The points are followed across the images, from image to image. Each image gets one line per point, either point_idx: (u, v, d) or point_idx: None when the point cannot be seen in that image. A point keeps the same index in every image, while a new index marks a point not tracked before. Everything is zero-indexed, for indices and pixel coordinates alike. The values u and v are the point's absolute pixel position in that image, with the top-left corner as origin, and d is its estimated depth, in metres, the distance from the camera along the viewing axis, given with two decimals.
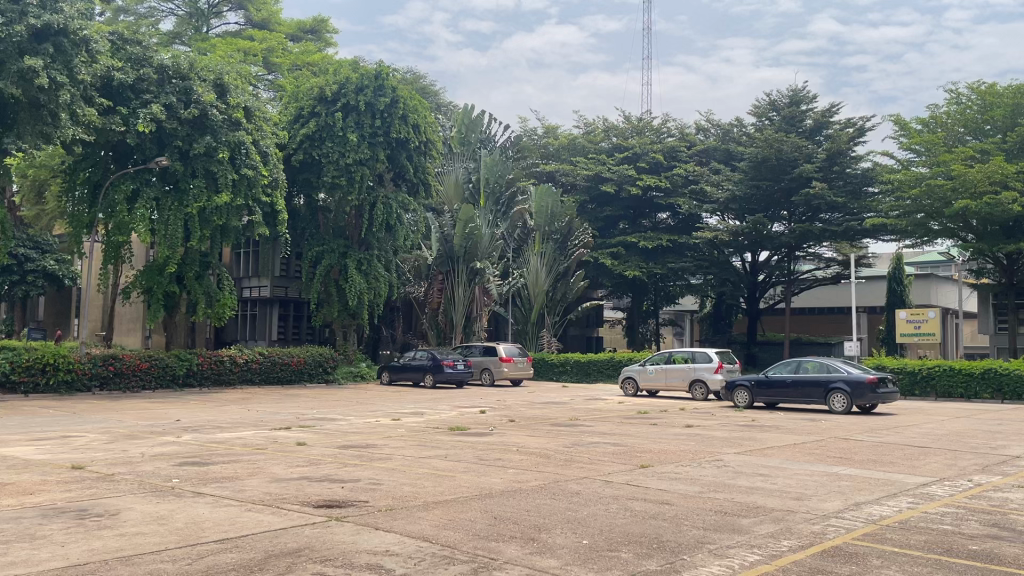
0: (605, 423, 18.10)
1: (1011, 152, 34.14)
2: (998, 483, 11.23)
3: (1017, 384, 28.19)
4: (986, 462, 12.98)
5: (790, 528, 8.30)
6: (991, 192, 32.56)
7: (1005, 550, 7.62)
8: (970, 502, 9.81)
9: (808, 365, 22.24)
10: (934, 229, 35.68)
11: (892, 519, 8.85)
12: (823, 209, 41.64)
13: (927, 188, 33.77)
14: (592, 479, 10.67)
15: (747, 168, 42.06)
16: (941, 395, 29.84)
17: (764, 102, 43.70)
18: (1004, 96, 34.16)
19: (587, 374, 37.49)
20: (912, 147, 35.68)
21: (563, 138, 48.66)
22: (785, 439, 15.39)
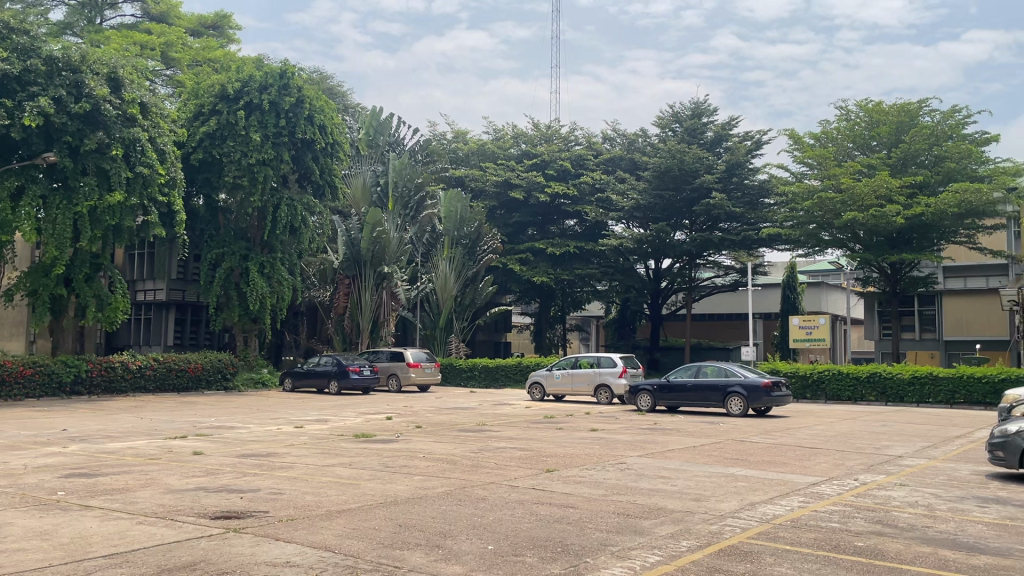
0: (512, 428, 18.17)
1: (895, 167, 36.11)
2: (883, 481, 11.85)
3: (899, 387, 29.91)
4: (870, 462, 13.68)
5: (689, 529, 8.53)
6: (877, 205, 34.39)
7: (888, 546, 8.05)
8: (856, 500, 10.33)
9: (707, 369, 22.93)
10: (825, 240, 37.47)
11: (784, 518, 9.21)
12: (722, 219, 43.06)
13: (818, 201, 35.52)
14: (499, 485, 10.71)
15: (651, 178, 42.97)
16: (830, 398, 31.31)
17: (668, 114, 44.91)
18: (890, 115, 36.08)
19: (496, 379, 37.52)
20: (805, 160, 37.40)
21: (472, 143, 48.67)
22: (686, 442, 15.82)
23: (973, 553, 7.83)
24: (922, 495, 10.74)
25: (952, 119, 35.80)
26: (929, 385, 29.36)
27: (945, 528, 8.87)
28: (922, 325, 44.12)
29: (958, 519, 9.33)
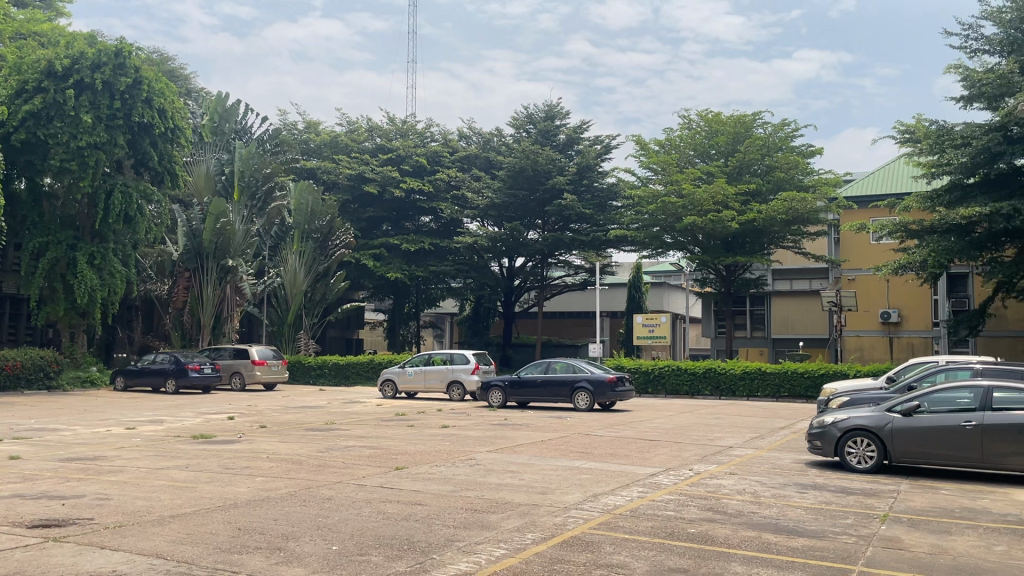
0: (361, 426, 17.89)
1: (731, 175, 38.36)
2: (715, 471, 12.58)
3: (731, 381, 31.84)
4: (704, 453, 14.49)
5: (534, 522, 8.72)
6: (714, 210, 36.48)
7: (718, 532, 8.55)
8: (690, 489, 10.92)
9: (557, 365, 23.54)
10: (667, 242, 39.32)
11: (624, 508, 9.59)
12: (573, 220, 44.24)
13: (662, 205, 37.33)
14: (346, 484, 10.52)
15: (505, 177, 43.58)
16: (669, 392, 32.86)
17: (522, 115, 45.65)
18: (728, 125, 38.19)
19: (346, 377, 36.86)
20: (650, 166, 39.10)
21: (324, 135, 47.46)
22: (534, 437, 16.14)
23: (793, 536, 8.46)
24: (750, 483, 11.50)
25: (782, 132, 38.38)
26: (758, 380, 31.41)
27: (769, 514, 9.52)
28: (752, 324, 47.11)
29: (780, 505, 10.05)
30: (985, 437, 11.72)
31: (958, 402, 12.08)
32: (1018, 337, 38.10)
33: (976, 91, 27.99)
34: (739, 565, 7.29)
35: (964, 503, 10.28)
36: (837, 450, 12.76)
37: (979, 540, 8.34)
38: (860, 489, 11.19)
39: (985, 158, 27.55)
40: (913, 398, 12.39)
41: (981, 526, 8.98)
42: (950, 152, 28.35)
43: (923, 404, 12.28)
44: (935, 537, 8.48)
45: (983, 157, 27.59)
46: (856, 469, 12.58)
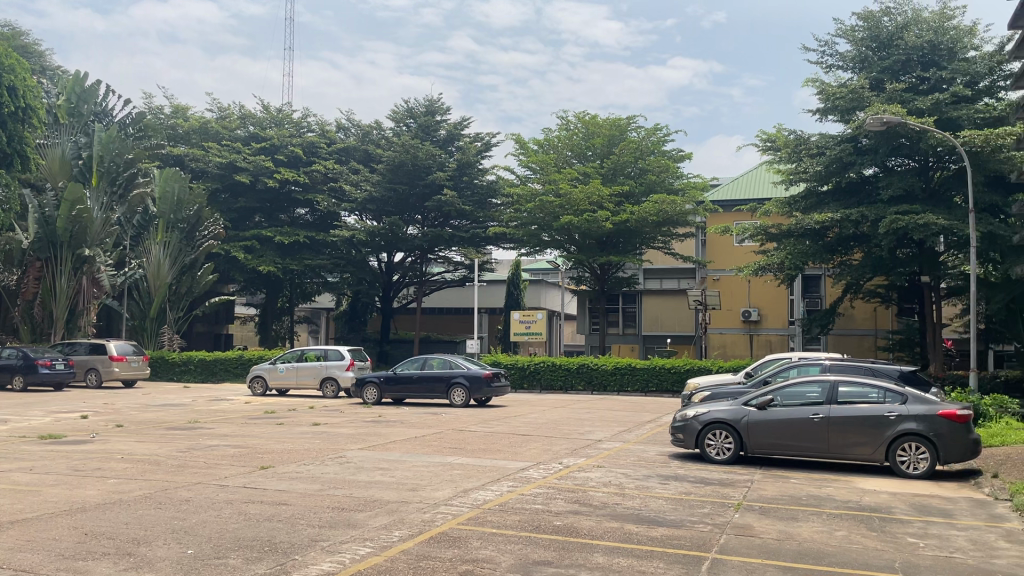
0: (226, 425, 17.24)
1: (607, 176, 39.32)
2: (583, 464, 12.88)
3: (603, 377, 32.74)
4: (574, 447, 14.82)
5: (402, 519, 8.66)
6: (590, 210, 37.38)
7: (583, 523, 8.77)
8: (559, 482, 11.15)
9: (434, 361, 23.47)
10: (545, 240, 39.95)
11: (493, 503, 9.68)
12: (453, 217, 44.26)
13: (540, 204, 37.91)
14: (207, 485, 10.12)
15: (384, 171, 43.10)
16: (544, 387, 33.45)
17: (403, 108, 45.26)
18: (603, 128, 39.08)
19: (213, 374, 35.54)
20: (529, 165, 39.66)
21: (193, 120, 45.38)
22: (407, 433, 16.03)
23: (653, 526, 8.78)
24: (615, 475, 11.85)
25: (654, 136, 39.66)
26: (628, 376, 32.41)
27: (631, 505, 9.85)
28: (625, 321, 48.58)
29: (643, 496, 10.40)
30: (830, 429, 12.55)
31: (808, 396, 12.87)
32: (864, 335, 40.97)
33: (831, 104, 29.88)
34: (601, 556, 7.50)
35: (811, 491, 10.97)
36: (698, 442, 13.32)
37: (822, 526, 8.92)
38: (717, 479, 11.72)
39: (837, 167, 29.48)
40: (767, 393, 13.10)
41: (824, 513, 9.60)
42: (806, 161, 30.19)
43: (776, 398, 13.02)
44: (783, 524, 9.01)
45: (835, 166, 29.53)
46: (715, 460, 13.17)
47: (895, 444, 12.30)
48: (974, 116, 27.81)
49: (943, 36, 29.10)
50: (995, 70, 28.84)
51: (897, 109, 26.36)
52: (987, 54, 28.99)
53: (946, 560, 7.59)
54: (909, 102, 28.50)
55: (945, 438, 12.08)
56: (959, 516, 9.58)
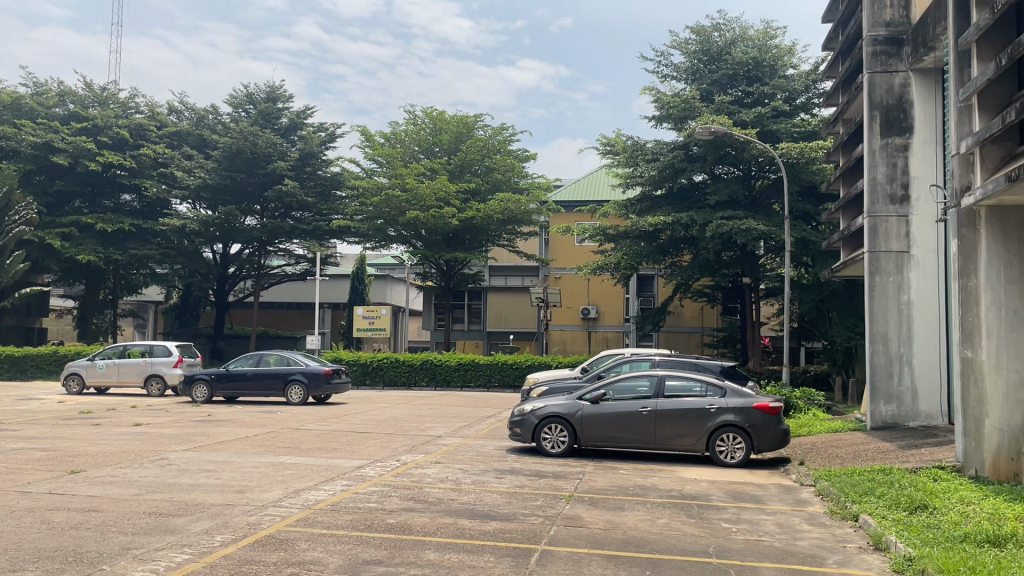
0: (34, 427, 15.83)
1: (453, 172, 39.45)
2: (420, 461, 12.82)
3: (447, 372, 32.79)
4: (412, 443, 14.73)
5: (226, 522, 8.26)
6: (437, 206, 37.35)
7: (416, 520, 8.72)
8: (394, 479, 11.04)
9: (269, 358, 22.65)
10: (391, 235, 39.43)
11: (325, 503, 9.44)
12: (294, 208, 42.90)
13: (385, 198, 37.41)
14: (5, 492, 9.23)
15: (220, 158, 41.20)
16: (387, 383, 33.11)
17: (241, 93, 43.40)
18: (451, 125, 39.09)
19: (23, 371, 32.60)
20: (375, 158, 39.00)
21: (3, 94, 41.34)
22: (237, 433, 15.35)
23: (485, 520, 8.86)
24: (452, 471, 11.88)
25: (501, 135, 40.09)
26: (470, 371, 32.66)
27: (466, 500, 9.89)
28: (470, 318, 48.89)
29: (477, 490, 10.49)
30: (657, 421, 13.15)
31: (638, 390, 13.44)
32: (691, 333, 43.35)
33: (665, 112, 31.35)
34: (433, 552, 7.48)
35: (637, 481, 11.46)
36: (534, 436, 13.58)
37: (646, 514, 9.32)
38: (550, 472, 12.01)
39: (670, 172, 31.04)
40: (600, 387, 13.56)
41: (649, 502, 10.06)
42: (642, 166, 31.59)
43: (608, 392, 13.50)
44: (609, 513, 9.35)
45: (668, 171, 31.10)
46: (550, 453, 13.49)
47: (715, 435, 13.07)
48: (790, 129, 30.13)
49: (765, 53, 31.34)
50: (809, 88, 31.40)
51: (724, 120, 28.09)
52: (804, 72, 31.44)
53: (755, 543, 8.14)
54: (734, 114, 30.41)
55: (759, 428, 12.97)
56: (768, 502, 10.32)
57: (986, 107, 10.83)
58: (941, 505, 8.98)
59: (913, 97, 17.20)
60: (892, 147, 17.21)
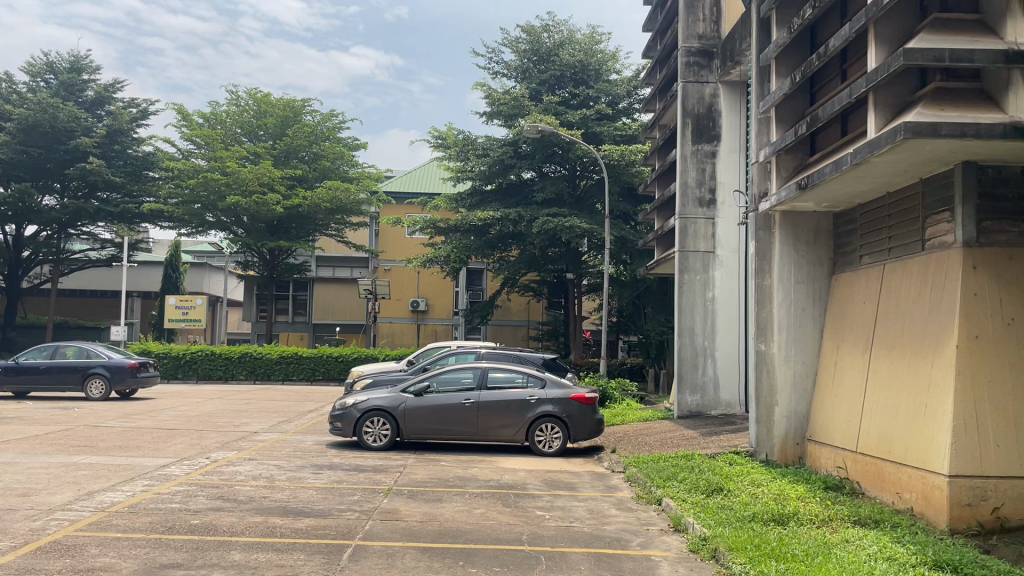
0: None
1: (279, 158, 38.04)
2: (232, 458, 12.24)
3: (267, 366, 31.61)
4: (225, 440, 14.05)
5: (3, 530, 7.49)
6: (260, 191, 35.91)
7: (223, 520, 8.31)
8: (202, 478, 10.47)
9: (67, 351, 20.87)
10: (209, 221, 37.44)
11: (121, 505, 8.79)
12: (101, 188, 39.73)
13: (203, 181, 35.45)
14: None
15: (14, 130, 37.43)
16: (202, 377, 31.50)
17: (40, 61, 39.60)
18: (276, 108, 37.65)
19: None
20: (192, 139, 36.75)
21: None
22: (25, 432, 13.99)
23: (298, 517, 8.58)
24: (266, 468, 11.44)
25: (330, 122, 39.09)
26: (293, 365, 31.65)
27: (279, 497, 9.53)
28: (294, 309, 47.36)
29: (292, 487, 10.14)
30: (479, 413, 13.30)
31: (461, 381, 13.54)
32: (518, 326, 44.29)
33: (496, 108, 31.80)
34: (238, 553, 7.14)
35: (457, 472, 11.52)
36: (356, 430, 13.25)
37: (463, 505, 9.40)
38: (370, 466, 11.84)
39: (499, 168, 31.59)
40: (423, 379, 13.53)
41: (466, 492, 10.15)
42: (472, 161, 31.92)
43: (432, 384, 13.50)
44: (427, 505, 9.35)
45: (497, 167, 31.60)
46: (372, 447, 13.22)
47: (534, 425, 13.40)
48: (612, 132, 31.41)
49: (591, 57, 32.48)
50: (631, 94, 32.80)
51: (551, 120, 28.92)
52: (626, 78, 32.81)
53: (566, 529, 8.41)
54: (561, 114, 31.35)
55: (575, 418, 13.44)
56: (581, 489, 10.71)
57: (782, 119, 11.74)
58: (734, 487, 9.67)
59: (721, 107, 18.40)
60: (702, 153, 18.35)
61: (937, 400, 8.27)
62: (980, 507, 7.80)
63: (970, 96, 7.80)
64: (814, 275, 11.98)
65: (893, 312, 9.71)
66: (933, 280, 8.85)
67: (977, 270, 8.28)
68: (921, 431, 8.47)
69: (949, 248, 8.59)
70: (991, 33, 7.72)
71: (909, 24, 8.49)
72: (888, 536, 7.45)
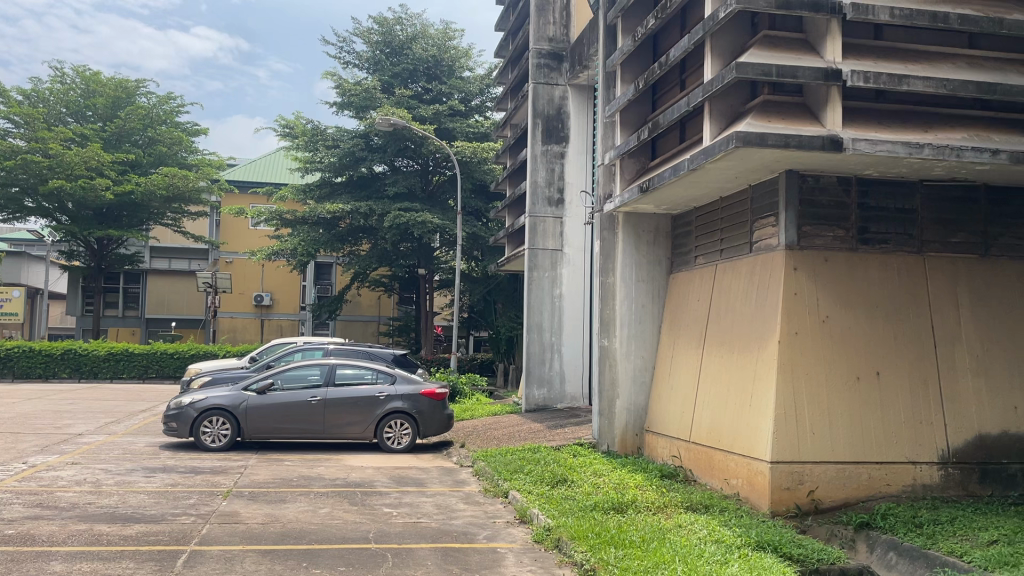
0: None
1: (109, 141, 35.60)
2: (53, 462, 11.35)
3: (94, 363, 29.49)
4: (45, 443, 13.01)
5: None
6: (87, 176, 33.46)
7: (42, 529, 7.69)
8: (18, 485, 9.65)
9: None
10: (27, 206, 34.49)
11: None
12: None
13: (22, 162, 32.56)
14: None
15: None
16: (18, 376, 28.97)
17: None
18: (107, 87, 35.23)
19: None
20: (9, 117, 33.61)
21: None
22: None
23: (128, 524, 8.08)
24: (92, 472, 10.70)
25: (167, 106, 36.99)
26: (123, 362, 29.73)
27: (106, 503, 8.93)
28: (125, 303, 44.50)
29: (120, 492, 9.53)
30: (326, 411, 13.01)
31: (308, 378, 13.20)
32: (368, 322, 43.64)
33: (347, 99, 31.21)
34: (59, 564, 6.64)
35: (302, 472, 11.24)
36: (192, 431, 12.62)
37: (308, 505, 9.17)
38: (208, 467, 11.33)
39: (350, 160, 31.03)
40: (267, 376, 13.09)
41: (311, 492, 9.92)
42: (321, 152, 31.15)
43: (277, 381, 13.08)
44: (270, 507, 9.06)
45: (347, 159, 31.01)
46: (210, 448, 12.64)
47: (383, 422, 13.28)
48: (465, 129, 31.54)
49: (444, 53, 32.51)
50: (483, 92, 33.03)
51: (404, 114, 28.74)
52: (478, 76, 33.05)
53: (413, 525, 8.39)
54: (414, 108, 31.21)
55: (425, 413, 13.42)
56: (429, 484, 10.71)
57: (626, 124, 12.21)
58: (578, 478, 10.00)
59: (569, 109, 18.90)
60: (551, 154, 18.79)
61: (760, 393, 8.90)
62: (797, 490, 8.45)
63: (794, 110, 8.40)
64: (654, 274, 12.55)
65: (723, 310, 10.35)
66: (759, 281, 9.51)
67: (798, 272, 8.97)
68: (747, 421, 9.09)
69: (774, 250, 9.27)
70: (812, 52, 8.36)
71: (740, 39, 9.05)
72: (716, 520, 7.94)
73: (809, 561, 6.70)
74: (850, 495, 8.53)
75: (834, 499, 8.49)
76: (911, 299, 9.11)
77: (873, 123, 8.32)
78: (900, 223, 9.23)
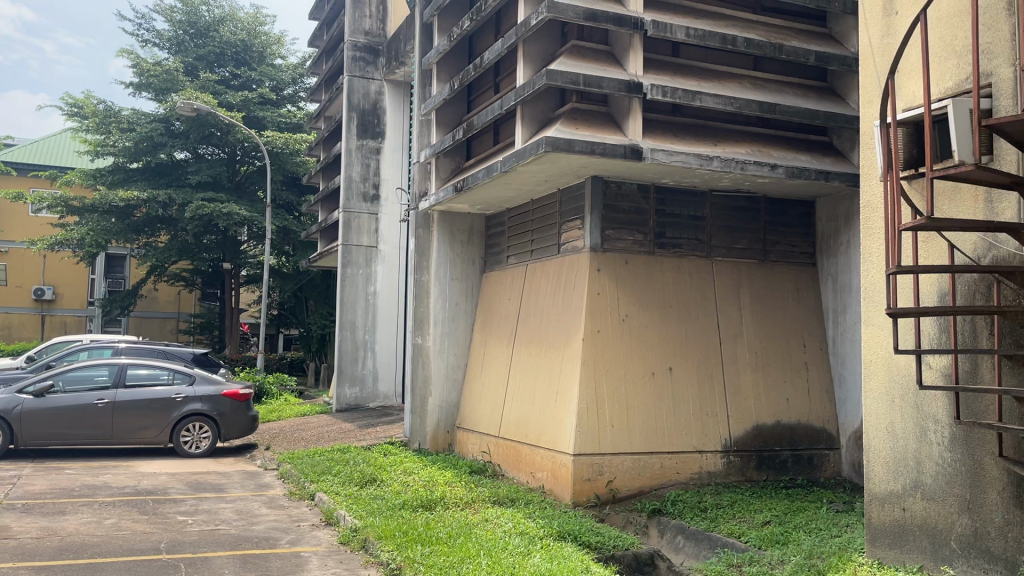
0: None
1: None
2: None
3: None
4: None
5: None
6: None
7: None
8: None
9: None
10: None
11: None
12: None
13: None
14: None
15: None
16: None
17: None
18: None
19: None
20: None
21: None
22: None
23: None
24: None
25: None
26: None
27: None
28: None
29: None
30: (114, 414, 12.06)
31: (94, 380, 12.18)
32: (166, 318, 40.92)
33: (145, 80, 29.15)
34: None
35: (85, 481, 10.34)
36: None
37: (91, 516, 8.45)
38: None
39: (147, 146, 28.96)
40: (46, 379, 11.94)
41: (95, 502, 9.14)
42: (115, 134, 28.90)
43: (57, 384, 11.96)
44: (45, 520, 8.25)
45: (145, 144, 28.93)
46: None
47: (180, 425, 12.51)
48: (276, 118, 30.33)
49: (254, 38, 31.17)
50: (296, 81, 31.95)
51: (208, 99, 27.26)
52: (291, 65, 31.98)
53: (210, 533, 7.96)
54: (220, 94, 29.66)
55: (227, 415, 12.77)
56: (229, 489, 10.20)
57: (442, 124, 12.25)
58: (387, 477, 9.91)
59: (385, 105, 18.70)
60: (366, 149, 18.51)
61: (566, 388, 9.25)
62: (597, 481, 8.86)
63: (599, 119, 8.79)
64: (467, 272, 12.69)
65: (532, 309, 10.65)
66: (565, 280, 9.87)
67: (600, 273, 9.41)
68: (552, 416, 9.41)
69: (579, 252, 9.66)
70: (617, 64, 8.79)
71: (551, 47, 9.34)
72: (521, 513, 8.15)
73: (605, 548, 7.04)
74: (645, 484, 9.05)
75: (630, 488, 8.98)
76: (700, 299, 9.81)
77: (669, 134, 8.89)
78: (691, 229, 9.92)
